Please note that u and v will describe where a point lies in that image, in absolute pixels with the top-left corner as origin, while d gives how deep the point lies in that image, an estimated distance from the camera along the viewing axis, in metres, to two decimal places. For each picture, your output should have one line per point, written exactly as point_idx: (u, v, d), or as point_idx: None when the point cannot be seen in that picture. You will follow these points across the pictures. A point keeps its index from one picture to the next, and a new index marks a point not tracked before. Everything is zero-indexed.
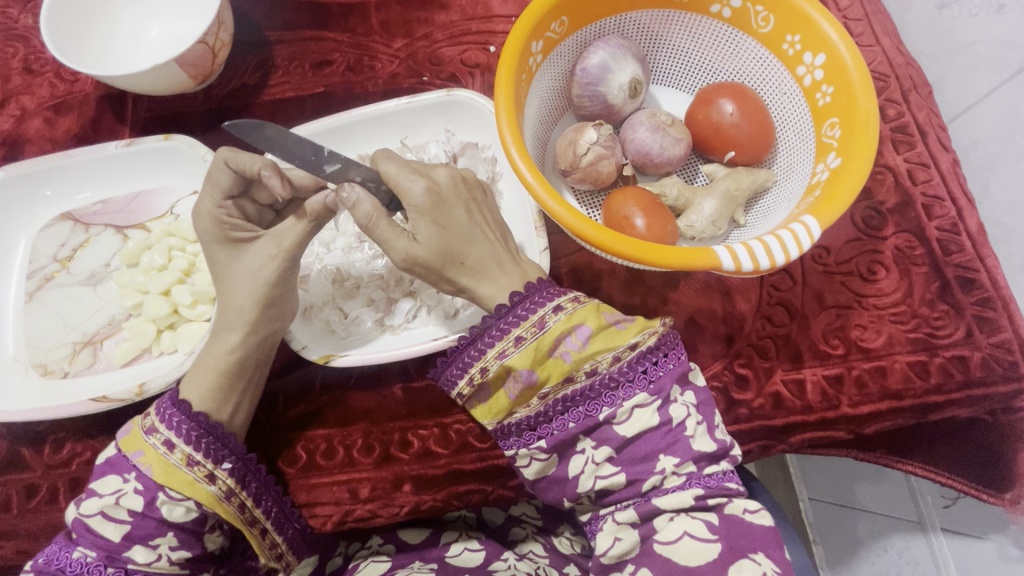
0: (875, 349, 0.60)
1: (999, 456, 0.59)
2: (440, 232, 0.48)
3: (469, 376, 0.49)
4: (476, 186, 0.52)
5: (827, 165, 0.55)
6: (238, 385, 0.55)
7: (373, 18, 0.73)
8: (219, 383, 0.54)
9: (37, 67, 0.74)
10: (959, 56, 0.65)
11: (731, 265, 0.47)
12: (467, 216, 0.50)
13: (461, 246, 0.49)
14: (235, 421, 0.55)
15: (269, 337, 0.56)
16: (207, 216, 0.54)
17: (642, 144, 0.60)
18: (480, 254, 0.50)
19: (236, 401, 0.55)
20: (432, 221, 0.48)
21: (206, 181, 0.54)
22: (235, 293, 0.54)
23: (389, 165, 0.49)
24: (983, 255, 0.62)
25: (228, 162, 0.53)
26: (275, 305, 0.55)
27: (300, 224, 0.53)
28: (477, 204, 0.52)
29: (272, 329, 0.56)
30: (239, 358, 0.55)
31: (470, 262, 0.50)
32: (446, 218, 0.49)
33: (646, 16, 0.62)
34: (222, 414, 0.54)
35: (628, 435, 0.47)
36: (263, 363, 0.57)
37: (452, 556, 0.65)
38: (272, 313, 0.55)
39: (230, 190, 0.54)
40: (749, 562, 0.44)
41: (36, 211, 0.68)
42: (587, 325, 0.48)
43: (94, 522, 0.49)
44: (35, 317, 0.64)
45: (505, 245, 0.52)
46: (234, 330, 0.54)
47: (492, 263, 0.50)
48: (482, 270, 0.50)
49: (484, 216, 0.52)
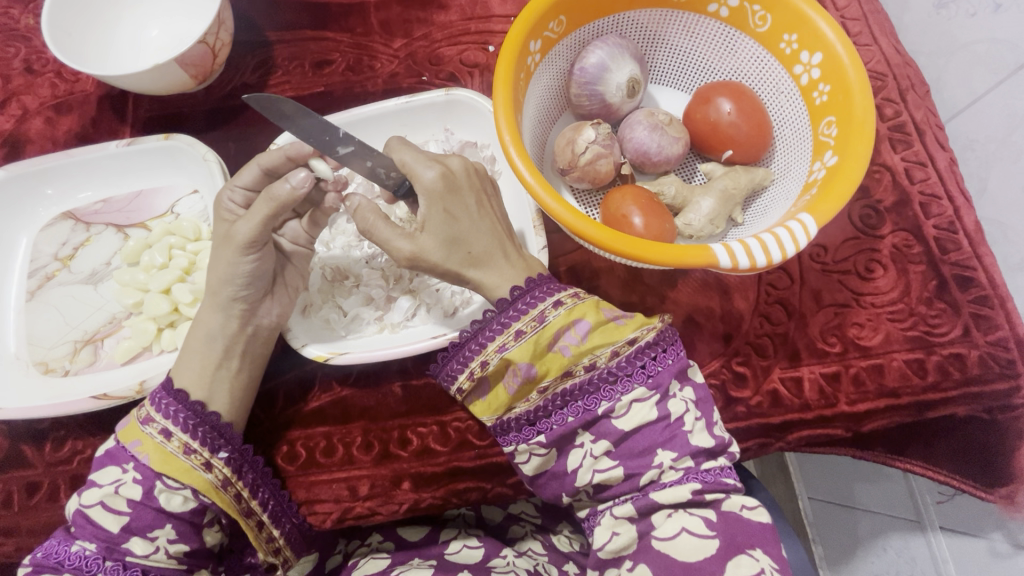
0: (872, 347, 0.60)
1: (997, 454, 0.59)
2: (449, 221, 0.49)
3: (468, 371, 0.50)
4: (488, 180, 0.53)
5: (824, 163, 0.55)
6: (211, 369, 0.55)
7: (373, 18, 0.74)
8: (206, 369, 0.54)
9: (38, 67, 0.74)
10: (956, 56, 0.65)
11: (727, 263, 0.47)
12: (478, 207, 0.50)
13: (470, 236, 0.49)
14: (213, 405, 0.54)
15: (251, 330, 0.57)
16: (218, 202, 0.57)
17: (640, 143, 0.60)
18: (486, 244, 0.50)
19: (210, 384, 0.54)
20: (443, 206, 0.48)
21: (236, 173, 0.57)
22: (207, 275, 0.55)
23: (405, 152, 0.50)
24: (980, 254, 0.62)
25: (258, 164, 0.55)
26: (236, 285, 0.54)
27: (262, 206, 0.52)
28: (487, 196, 0.52)
29: (244, 317, 0.56)
30: (213, 340, 0.55)
31: (476, 252, 0.49)
32: (456, 207, 0.49)
33: (644, 16, 0.62)
34: (212, 402, 0.54)
35: (626, 430, 0.47)
36: (244, 352, 0.57)
37: (452, 553, 0.65)
38: (240, 297, 0.55)
39: (250, 184, 0.56)
40: (747, 557, 0.44)
41: (37, 210, 0.69)
42: (586, 320, 0.48)
43: (94, 512, 0.50)
44: (36, 315, 0.64)
45: (511, 240, 0.53)
46: (204, 308, 0.56)
47: (499, 254, 0.50)
48: (487, 261, 0.50)
49: (493, 209, 0.52)
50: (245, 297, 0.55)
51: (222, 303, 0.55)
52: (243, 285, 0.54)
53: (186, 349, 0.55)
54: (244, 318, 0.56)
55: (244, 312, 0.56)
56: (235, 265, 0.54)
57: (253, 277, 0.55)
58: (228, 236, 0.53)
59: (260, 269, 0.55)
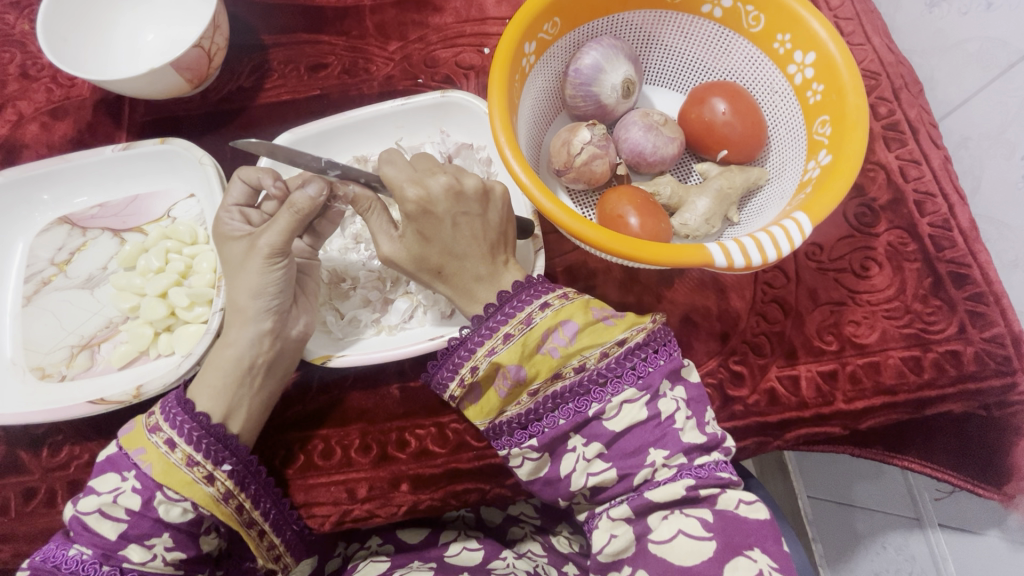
0: (869, 345, 0.61)
1: (994, 450, 0.60)
2: (422, 242, 0.51)
3: (460, 377, 0.50)
4: (472, 199, 0.51)
5: (818, 162, 0.55)
6: (236, 384, 0.55)
7: (369, 21, 0.74)
8: (227, 384, 0.54)
9: (34, 72, 0.74)
10: (949, 54, 0.66)
11: (723, 261, 0.47)
12: (451, 231, 0.51)
13: (439, 257, 0.51)
14: (230, 423, 0.55)
15: (281, 344, 0.57)
16: (218, 226, 0.57)
17: (636, 143, 0.60)
18: (456, 267, 0.52)
19: (231, 400, 0.55)
20: (414, 230, 0.51)
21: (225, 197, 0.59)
22: (235, 289, 0.56)
23: (389, 169, 0.51)
24: (975, 251, 0.62)
25: (241, 178, 0.57)
26: (265, 297, 0.55)
27: (284, 217, 0.52)
28: (470, 218, 0.51)
29: (275, 331, 0.56)
30: (238, 354, 0.55)
31: (446, 272, 0.52)
32: (430, 230, 0.50)
33: (638, 17, 0.63)
34: (229, 424, 0.54)
35: (616, 431, 0.47)
36: (268, 368, 0.57)
37: (451, 555, 0.65)
38: (269, 309, 0.55)
39: (242, 200, 0.58)
40: (745, 559, 0.44)
41: (34, 215, 0.69)
42: (574, 321, 0.48)
43: (91, 520, 0.49)
44: (33, 320, 0.64)
45: (490, 262, 0.52)
46: (234, 325, 0.56)
47: (469, 278, 0.52)
48: (458, 283, 0.52)
49: (475, 231, 0.51)
50: (277, 307, 0.56)
51: (253, 317, 0.55)
52: (274, 295, 0.55)
53: (209, 366, 0.55)
54: (275, 333, 0.56)
55: (274, 326, 0.56)
56: (265, 276, 0.55)
57: (281, 287, 0.55)
58: (254, 248, 0.54)
59: (288, 278, 0.56)
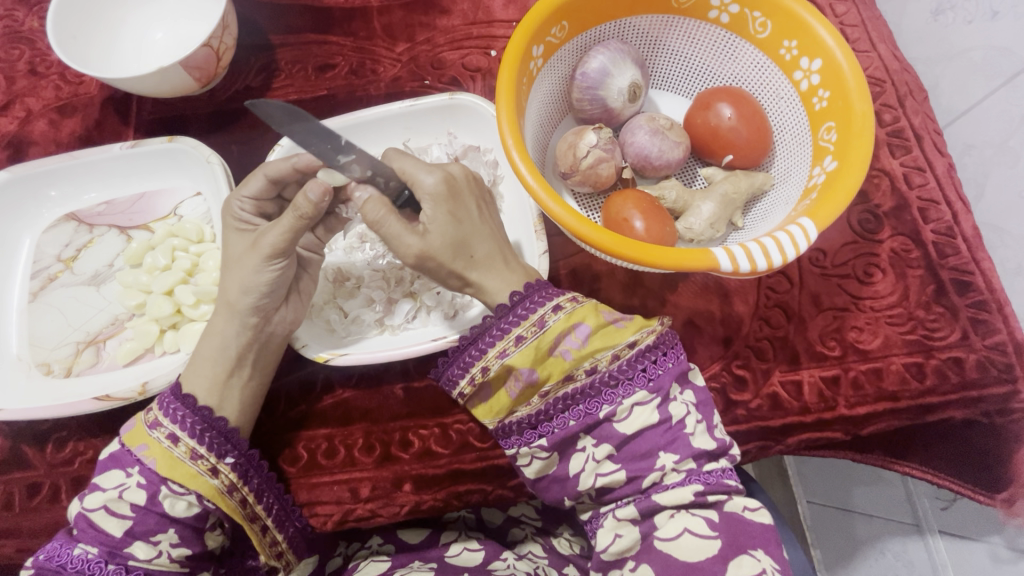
0: (871, 351, 0.61)
1: (995, 457, 0.60)
2: (454, 224, 0.49)
3: (470, 376, 0.50)
4: (486, 187, 0.54)
5: (824, 168, 0.55)
6: (224, 376, 0.55)
7: (376, 22, 0.74)
8: (219, 376, 0.55)
9: (42, 69, 0.74)
10: (954, 62, 0.66)
11: (728, 266, 0.47)
12: (479, 212, 0.51)
13: (472, 238, 0.50)
14: (223, 412, 0.54)
15: (266, 338, 0.57)
16: (228, 210, 0.57)
17: (641, 147, 0.61)
18: (487, 250, 0.51)
19: (221, 394, 0.55)
20: (448, 211, 0.49)
21: (242, 183, 0.57)
22: (227, 283, 0.56)
23: (404, 162, 0.51)
24: (979, 258, 0.62)
25: (264, 174, 0.56)
26: (253, 294, 0.55)
27: (288, 217, 0.52)
28: (487, 204, 0.53)
29: (259, 325, 0.56)
30: (227, 350, 0.55)
31: (478, 256, 0.50)
32: (460, 210, 0.50)
33: (645, 22, 0.63)
34: (223, 412, 0.54)
35: (628, 434, 0.47)
36: (256, 360, 0.57)
37: (452, 555, 0.65)
38: (256, 307, 0.55)
39: (256, 195, 0.57)
40: (749, 557, 0.45)
41: (41, 212, 0.69)
42: (586, 324, 0.48)
43: (96, 517, 0.50)
44: (39, 316, 0.64)
45: (509, 246, 0.53)
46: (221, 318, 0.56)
47: (499, 260, 0.51)
48: (490, 265, 0.51)
49: (491, 216, 0.53)
50: (265, 305, 0.55)
51: (240, 312, 0.55)
52: (265, 294, 0.55)
53: (198, 355, 0.56)
54: (260, 328, 0.56)
55: (259, 321, 0.56)
56: (258, 274, 0.54)
57: (273, 287, 0.55)
58: (256, 245, 0.54)
59: (282, 278, 0.56)
